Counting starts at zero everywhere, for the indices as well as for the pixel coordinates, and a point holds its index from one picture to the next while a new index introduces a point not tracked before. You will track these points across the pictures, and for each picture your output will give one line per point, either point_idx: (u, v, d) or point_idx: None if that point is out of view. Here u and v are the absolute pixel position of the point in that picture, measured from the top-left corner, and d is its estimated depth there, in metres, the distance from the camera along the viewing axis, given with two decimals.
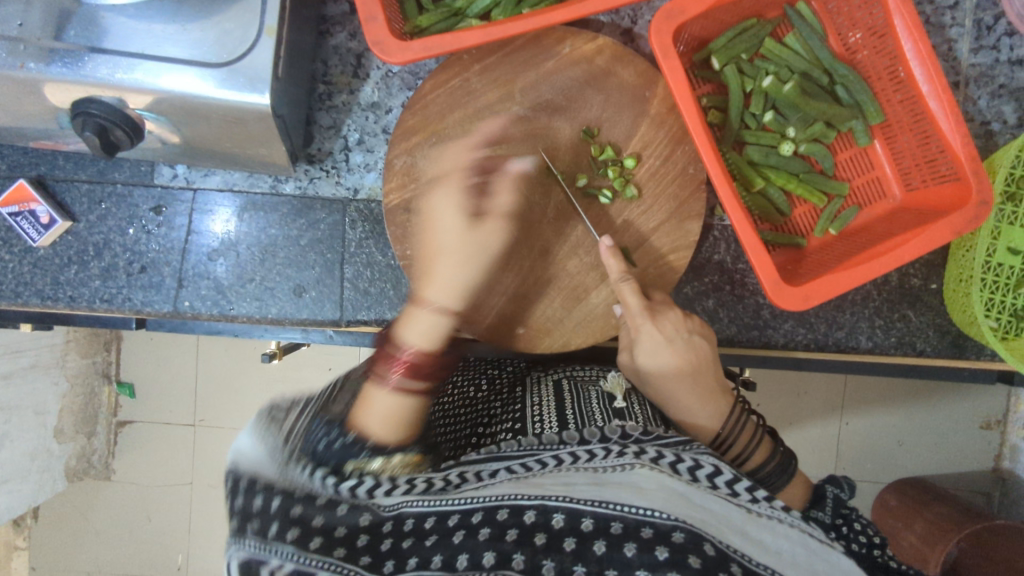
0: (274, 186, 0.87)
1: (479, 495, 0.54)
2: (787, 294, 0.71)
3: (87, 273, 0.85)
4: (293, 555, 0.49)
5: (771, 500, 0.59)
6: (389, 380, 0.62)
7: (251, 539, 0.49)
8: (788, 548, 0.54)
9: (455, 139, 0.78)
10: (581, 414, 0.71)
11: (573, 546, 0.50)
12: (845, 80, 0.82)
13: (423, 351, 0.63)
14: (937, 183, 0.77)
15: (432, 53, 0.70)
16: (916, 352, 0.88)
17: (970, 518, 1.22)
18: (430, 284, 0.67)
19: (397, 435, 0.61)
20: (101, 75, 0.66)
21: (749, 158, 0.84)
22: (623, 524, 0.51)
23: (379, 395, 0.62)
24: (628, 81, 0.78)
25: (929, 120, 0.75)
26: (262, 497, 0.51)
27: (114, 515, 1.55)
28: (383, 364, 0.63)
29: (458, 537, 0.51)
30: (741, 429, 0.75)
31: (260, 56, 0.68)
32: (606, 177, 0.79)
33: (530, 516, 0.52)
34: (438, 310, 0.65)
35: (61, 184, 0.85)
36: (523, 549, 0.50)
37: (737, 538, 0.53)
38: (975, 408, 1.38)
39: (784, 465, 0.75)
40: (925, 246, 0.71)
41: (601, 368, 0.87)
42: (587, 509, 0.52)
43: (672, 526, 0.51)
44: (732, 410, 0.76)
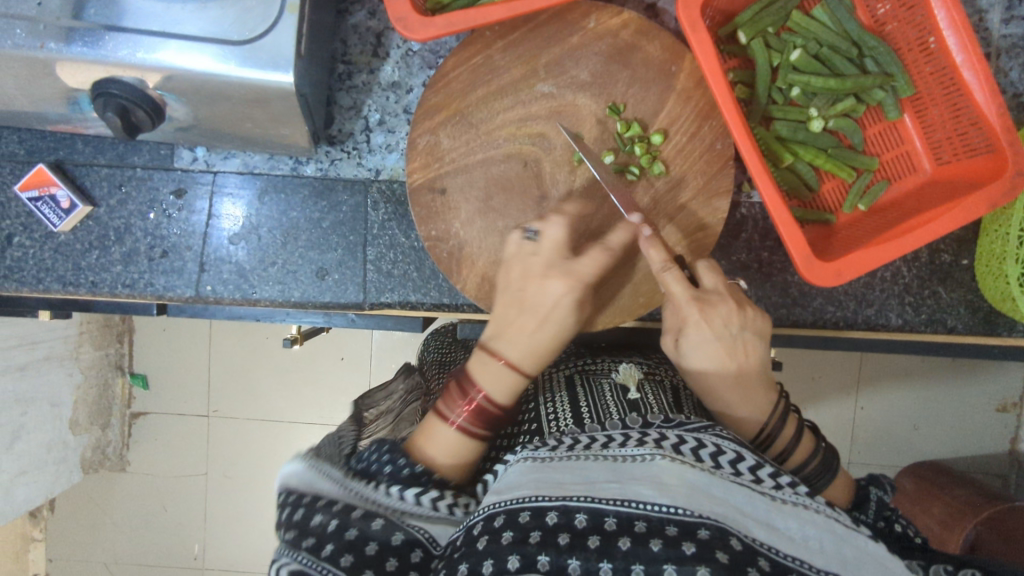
0: (295, 168, 0.85)
1: (504, 497, 0.55)
2: (819, 270, 0.70)
3: (108, 258, 0.84)
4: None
5: (795, 485, 0.58)
6: (455, 420, 0.63)
7: (306, 554, 0.51)
8: (816, 535, 0.54)
9: (479, 117, 0.77)
10: (597, 408, 0.76)
11: (597, 543, 0.50)
12: (874, 53, 0.80)
13: (491, 401, 0.64)
14: (969, 157, 0.77)
15: (455, 29, 0.69)
16: (947, 330, 0.87)
17: (987, 502, 1.21)
18: (506, 336, 0.67)
19: (456, 467, 0.63)
20: (121, 55, 0.65)
21: (777, 133, 0.83)
22: (646, 523, 0.51)
23: (443, 431, 0.63)
24: (655, 55, 0.76)
25: (963, 91, 0.74)
26: (322, 516, 0.54)
27: (132, 505, 1.55)
28: (451, 400, 0.64)
29: (482, 543, 0.51)
30: (786, 427, 0.73)
31: (282, 33, 0.67)
32: (633, 153, 0.77)
33: (552, 517, 0.52)
34: (514, 368, 0.66)
35: (80, 168, 0.84)
36: (547, 550, 0.50)
37: (758, 528, 0.53)
38: (992, 391, 1.37)
39: (829, 462, 0.73)
40: (955, 221, 0.70)
41: (612, 359, 0.90)
42: (609, 508, 0.52)
43: (695, 523, 0.51)
44: (779, 407, 0.74)
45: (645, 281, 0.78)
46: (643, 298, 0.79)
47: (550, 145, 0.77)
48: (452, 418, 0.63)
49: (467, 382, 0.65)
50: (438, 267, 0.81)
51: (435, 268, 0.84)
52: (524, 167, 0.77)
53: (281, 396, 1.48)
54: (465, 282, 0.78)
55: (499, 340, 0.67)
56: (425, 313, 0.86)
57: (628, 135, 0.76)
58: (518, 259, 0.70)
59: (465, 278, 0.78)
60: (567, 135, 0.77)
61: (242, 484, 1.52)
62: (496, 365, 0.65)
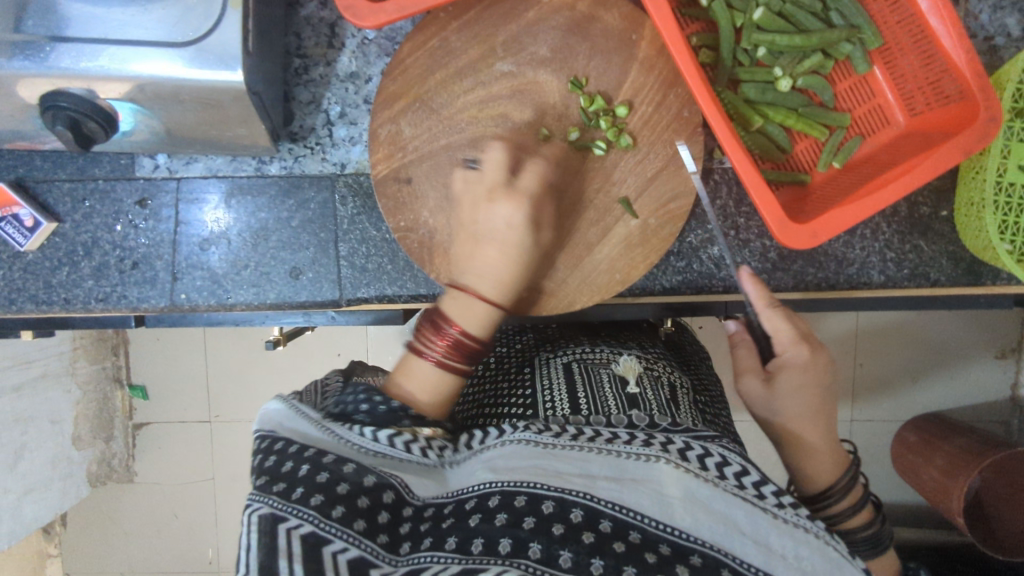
0: (259, 168, 0.84)
1: (500, 476, 0.54)
2: (794, 233, 0.69)
3: (79, 273, 0.83)
4: (313, 518, 0.49)
5: (799, 507, 0.54)
6: (429, 354, 0.66)
7: (276, 497, 0.50)
8: (810, 557, 0.51)
9: (440, 102, 0.75)
10: (594, 400, 0.74)
11: (591, 540, 0.49)
12: (839, 5, 0.78)
13: (467, 335, 0.66)
14: (943, 105, 0.75)
15: (406, 13, 0.67)
16: (930, 283, 0.86)
17: (988, 448, 1.19)
18: (475, 271, 0.68)
19: (433, 400, 0.66)
20: (64, 65, 0.63)
21: (745, 95, 0.81)
22: (640, 535, 0.50)
23: (420, 364, 0.67)
24: (613, 26, 0.75)
25: (933, 40, 0.72)
26: (293, 462, 0.53)
27: (140, 515, 1.56)
28: (427, 336, 0.66)
29: (474, 519, 0.51)
30: (843, 499, 0.69)
31: (228, 31, 0.65)
32: (599, 128, 0.76)
33: (548, 507, 0.51)
34: (485, 301, 0.67)
35: (41, 185, 0.83)
36: (540, 538, 0.49)
37: (750, 549, 0.50)
38: (989, 339, 1.37)
39: (877, 538, 0.70)
40: (931, 171, 0.68)
41: (611, 348, 0.89)
42: (607, 511, 0.51)
43: (690, 548, 0.50)
44: (845, 478, 0.69)
45: (621, 257, 0.78)
46: (620, 274, 0.78)
47: (514, 126, 0.76)
48: (427, 352, 0.66)
49: (442, 321, 0.66)
50: (411, 258, 0.80)
51: (408, 259, 0.83)
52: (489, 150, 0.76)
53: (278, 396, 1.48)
54: (438, 271, 0.78)
55: (470, 275, 0.68)
56: (403, 305, 0.86)
57: (592, 110, 0.74)
58: (468, 190, 0.71)
59: (438, 268, 0.78)
60: (529, 115, 0.76)
61: (248, 486, 1.52)
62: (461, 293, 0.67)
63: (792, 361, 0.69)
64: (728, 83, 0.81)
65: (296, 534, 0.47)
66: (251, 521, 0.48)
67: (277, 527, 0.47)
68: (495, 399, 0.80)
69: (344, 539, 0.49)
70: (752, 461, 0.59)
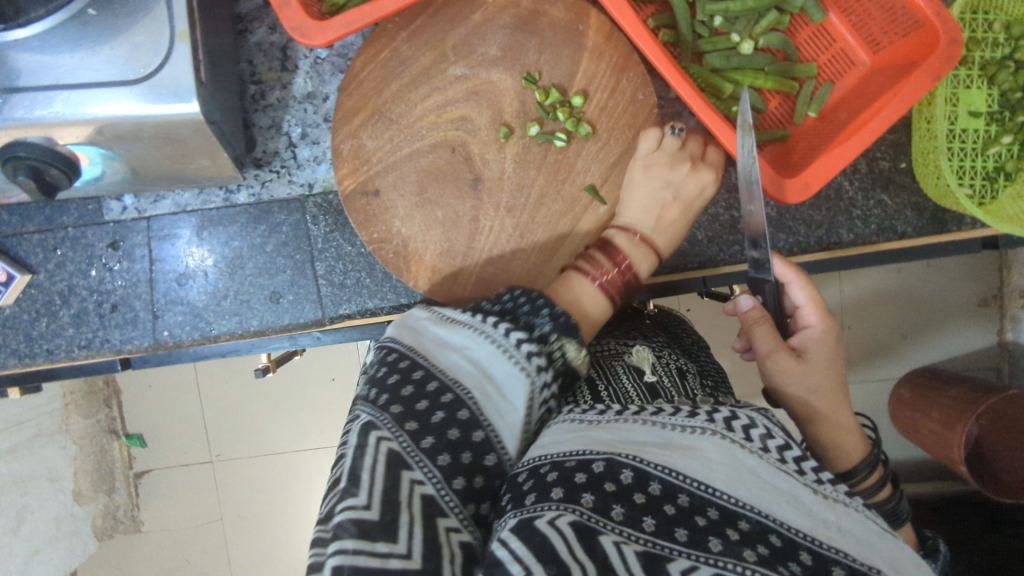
0: (227, 198, 0.85)
1: (548, 450, 0.52)
2: (788, 189, 0.73)
3: (59, 322, 0.83)
4: (435, 479, 0.49)
5: (838, 483, 0.53)
6: (594, 276, 0.71)
7: (406, 436, 0.50)
8: (855, 528, 0.50)
9: (398, 112, 0.76)
10: (616, 392, 0.77)
11: (643, 501, 0.48)
12: None
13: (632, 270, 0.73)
14: (903, 36, 0.77)
15: (355, 27, 0.68)
16: (898, 235, 0.88)
17: (985, 394, 1.20)
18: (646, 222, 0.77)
19: (592, 318, 0.70)
20: (18, 115, 0.63)
21: (711, 66, 0.83)
22: (690, 498, 0.48)
23: (584, 283, 0.71)
24: (560, 18, 0.76)
25: None
26: (429, 401, 0.53)
27: (149, 565, 1.53)
28: (598, 262, 0.72)
29: (527, 485, 0.49)
30: (870, 473, 0.69)
31: (178, 64, 0.65)
32: (557, 120, 0.77)
33: (598, 467, 0.49)
34: (656, 251, 0.76)
35: (11, 239, 0.83)
36: (594, 490, 0.48)
37: (794, 514, 0.49)
38: (971, 287, 1.39)
39: (897, 513, 0.70)
40: (905, 103, 0.71)
41: (619, 340, 0.90)
42: (656, 473, 0.49)
43: (739, 513, 0.48)
44: (872, 451, 0.70)
45: None
46: None
47: (473, 127, 0.77)
48: (593, 274, 0.71)
49: (614, 250, 0.73)
50: (387, 269, 0.81)
51: (386, 271, 0.83)
52: (451, 153, 0.77)
53: (275, 428, 1.48)
54: (416, 279, 0.78)
55: (643, 224, 0.76)
56: (386, 318, 0.86)
57: (548, 102, 0.76)
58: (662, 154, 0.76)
59: (415, 276, 0.78)
60: (488, 115, 0.77)
61: (255, 522, 1.51)
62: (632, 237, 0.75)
63: (805, 340, 0.71)
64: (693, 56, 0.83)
65: (418, 489, 0.47)
66: (380, 451, 0.47)
67: (402, 473, 0.47)
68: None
69: (456, 516, 0.48)
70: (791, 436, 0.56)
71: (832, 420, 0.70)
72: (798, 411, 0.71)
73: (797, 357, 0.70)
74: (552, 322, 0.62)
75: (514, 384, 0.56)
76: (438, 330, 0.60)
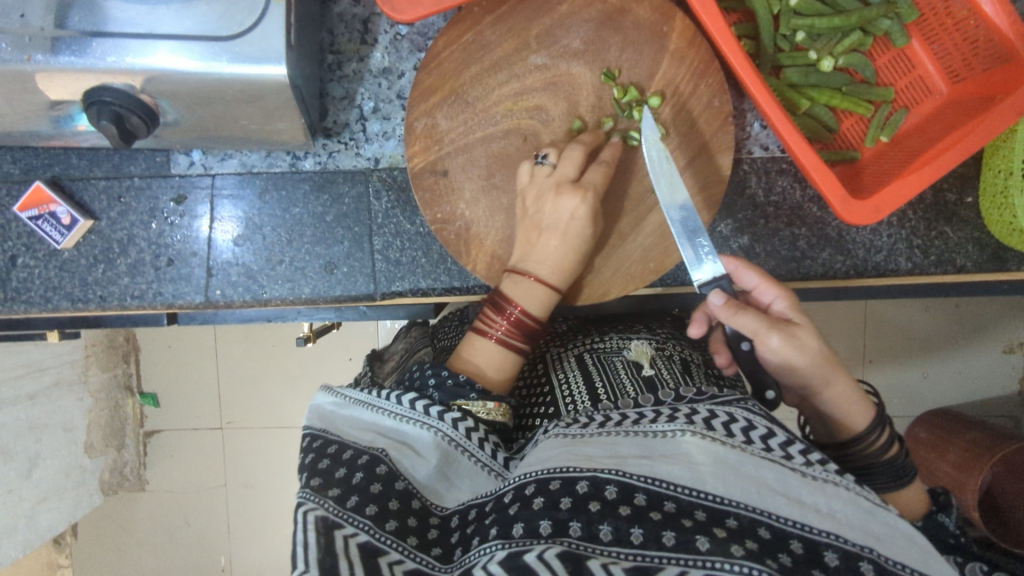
0: (294, 164, 0.85)
1: (532, 469, 0.55)
2: (857, 209, 0.71)
3: (115, 270, 0.84)
4: (369, 527, 0.52)
5: (827, 464, 0.55)
6: (493, 333, 0.73)
7: (332, 502, 0.53)
8: (842, 509, 0.51)
9: (475, 95, 0.76)
10: (613, 388, 0.77)
11: (628, 512, 0.50)
12: None
13: (527, 313, 0.73)
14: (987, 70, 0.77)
15: (443, 8, 0.67)
16: (957, 269, 0.88)
17: (1000, 441, 1.19)
18: (534, 257, 0.74)
19: (497, 374, 0.73)
20: (108, 62, 0.64)
21: (789, 81, 0.82)
22: (676, 503, 0.50)
23: (484, 344, 0.73)
24: (644, 17, 0.75)
25: (975, 10, 0.75)
26: (347, 468, 0.57)
27: (152, 523, 1.54)
28: (490, 317, 0.73)
29: (514, 508, 0.52)
30: (881, 436, 0.70)
31: (269, 26, 0.66)
32: (631, 118, 0.77)
33: (583, 487, 0.52)
34: (545, 283, 0.73)
35: (77, 183, 0.83)
36: (579, 517, 0.50)
37: (783, 503, 0.50)
38: (998, 333, 1.37)
39: (902, 471, 0.70)
40: (989, 133, 0.70)
41: (621, 336, 0.91)
42: (640, 484, 0.52)
43: (725, 512, 0.50)
44: (879, 414, 0.70)
45: (654, 246, 0.79)
46: (653, 264, 0.80)
47: (548, 117, 0.77)
48: (491, 331, 0.73)
49: (503, 302, 0.73)
50: (446, 249, 0.82)
51: (443, 251, 0.84)
52: (523, 141, 0.77)
53: (292, 401, 1.48)
54: (475, 262, 0.79)
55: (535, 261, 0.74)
56: (436, 298, 0.87)
57: (626, 100, 0.76)
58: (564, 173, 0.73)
59: (475, 259, 0.79)
60: (563, 107, 0.77)
61: (261, 491, 1.52)
62: (522, 280, 0.73)
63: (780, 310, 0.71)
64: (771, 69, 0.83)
65: (353, 540, 0.50)
66: (308, 521, 0.50)
67: (334, 532, 0.50)
68: (523, 405, 0.82)
69: (398, 551, 0.52)
70: (777, 424, 0.60)
71: (836, 387, 0.69)
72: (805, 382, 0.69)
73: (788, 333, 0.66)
74: (440, 389, 0.67)
75: (424, 438, 0.62)
76: (340, 416, 0.64)
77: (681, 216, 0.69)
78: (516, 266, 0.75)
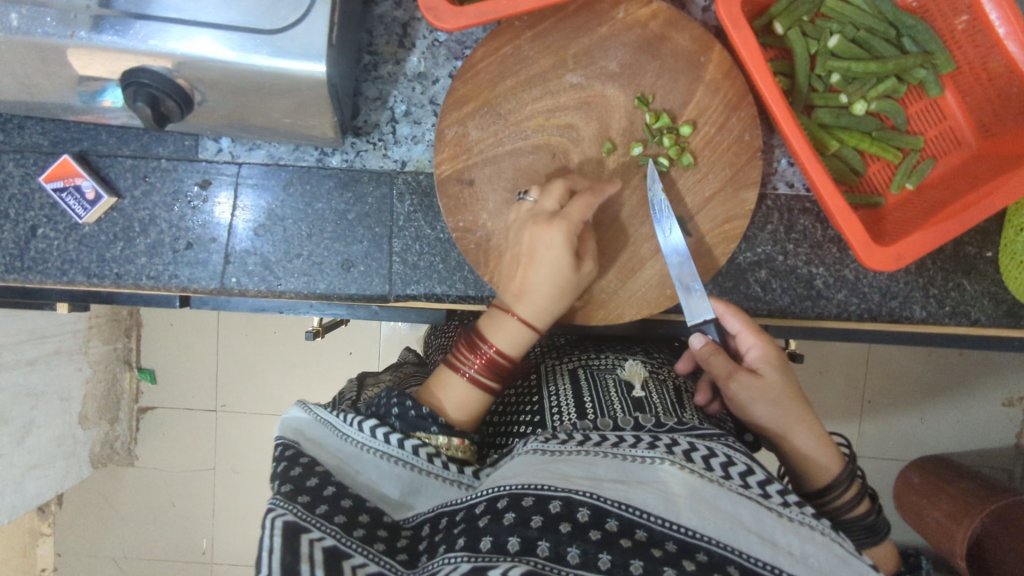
0: (321, 159, 0.85)
1: (506, 482, 0.54)
2: (879, 256, 0.71)
3: (133, 249, 0.84)
4: (334, 531, 0.52)
5: (804, 506, 0.55)
6: (466, 371, 0.70)
7: (301, 507, 0.53)
8: (815, 553, 0.51)
9: (508, 108, 0.77)
10: (600, 404, 0.76)
11: (598, 536, 0.50)
12: (912, 31, 0.79)
13: (502, 354, 0.70)
14: (1015, 129, 0.77)
15: (487, 19, 0.67)
16: (970, 321, 0.88)
17: (995, 493, 1.19)
18: (520, 295, 0.72)
19: (465, 415, 0.70)
20: (149, 44, 0.64)
21: (820, 121, 0.83)
22: (646, 532, 0.50)
23: (455, 380, 0.70)
24: (683, 46, 0.76)
25: (1012, 67, 0.74)
26: (318, 479, 0.57)
27: (139, 500, 1.54)
28: (463, 353, 0.70)
29: (484, 521, 0.52)
30: (849, 489, 0.68)
31: (315, 22, 0.66)
32: (661, 145, 0.77)
33: (555, 506, 0.51)
34: (528, 325, 0.71)
35: (104, 159, 0.84)
36: (548, 536, 0.49)
37: (755, 543, 0.50)
38: (1000, 385, 1.37)
39: (874, 526, 0.69)
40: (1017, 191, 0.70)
41: (617, 355, 0.90)
42: (613, 509, 0.51)
43: (695, 546, 0.50)
44: (851, 466, 0.69)
45: None
46: (670, 290, 0.79)
47: (578, 136, 0.77)
48: (464, 368, 0.70)
49: (482, 338, 0.71)
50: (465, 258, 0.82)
51: (460, 259, 0.85)
52: (552, 158, 0.78)
53: (290, 391, 1.48)
54: (492, 274, 0.79)
55: (518, 297, 0.72)
56: (449, 305, 0.87)
57: (657, 127, 0.76)
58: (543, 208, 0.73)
59: (492, 271, 0.79)
60: (594, 128, 0.77)
61: (250, 477, 1.51)
62: (507, 320, 0.71)
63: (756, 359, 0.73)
64: (803, 108, 0.84)
65: (318, 544, 0.50)
66: (277, 526, 0.50)
67: (301, 535, 0.50)
68: (508, 411, 0.81)
69: (362, 555, 0.52)
70: (757, 462, 0.60)
71: (800, 435, 0.70)
72: (766, 429, 0.71)
73: (757, 378, 0.71)
74: (400, 420, 0.64)
75: (388, 464, 0.61)
76: (316, 430, 0.63)
77: (678, 261, 0.75)
78: (502, 303, 0.73)
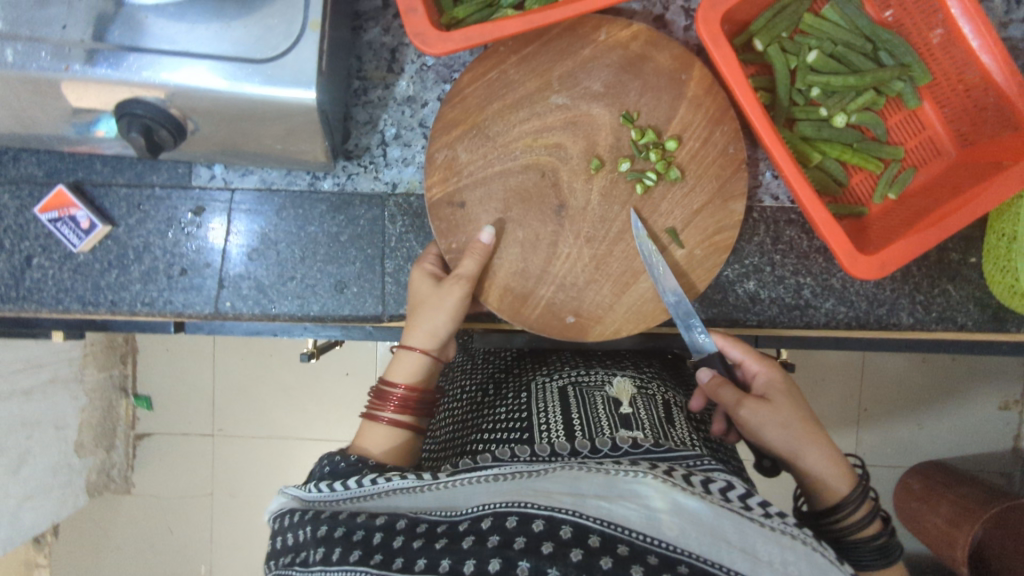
0: (313, 183, 0.87)
1: (490, 501, 0.55)
2: (862, 265, 0.72)
3: (128, 276, 0.85)
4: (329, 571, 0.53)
5: (784, 517, 0.55)
6: (384, 416, 0.73)
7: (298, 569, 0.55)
8: (794, 561, 0.51)
9: (496, 130, 0.78)
10: (588, 421, 0.75)
11: (579, 558, 0.50)
12: (888, 46, 0.81)
13: (410, 388, 0.74)
14: (990, 137, 0.79)
15: (472, 44, 0.68)
16: (957, 327, 0.89)
17: (994, 497, 1.20)
18: (412, 332, 0.76)
19: (398, 452, 0.73)
20: (142, 76, 0.65)
21: (802, 134, 0.85)
22: (628, 547, 0.51)
23: (377, 425, 0.74)
24: (665, 65, 0.78)
25: (986, 78, 0.76)
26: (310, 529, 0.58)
27: (136, 527, 1.53)
28: (377, 401, 0.74)
29: (468, 542, 0.52)
30: (859, 509, 0.68)
31: (304, 51, 0.67)
32: (647, 161, 0.78)
33: (538, 526, 0.51)
34: (422, 354, 0.75)
35: (98, 188, 0.85)
36: (529, 556, 0.50)
37: (737, 558, 0.51)
38: (993, 389, 1.38)
39: (885, 547, 0.68)
40: (998, 197, 0.72)
41: (606, 371, 0.91)
42: (595, 526, 0.52)
43: (677, 559, 0.51)
44: (860, 485, 0.69)
45: None
46: (660, 304, 0.80)
47: (566, 155, 0.79)
48: (380, 415, 0.74)
49: (388, 381, 0.75)
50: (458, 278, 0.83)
51: None
52: (540, 176, 0.79)
53: (285, 413, 1.48)
54: (484, 292, 0.80)
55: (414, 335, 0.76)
56: None
57: (643, 143, 0.77)
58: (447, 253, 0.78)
59: (484, 289, 0.80)
60: (581, 146, 0.78)
61: (248, 501, 1.50)
62: (404, 356, 0.75)
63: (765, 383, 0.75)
64: (785, 121, 0.85)
65: None
66: None
67: None
68: (496, 423, 0.80)
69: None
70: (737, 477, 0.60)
71: (810, 456, 0.70)
72: (778, 452, 0.71)
73: (764, 402, 0.72)
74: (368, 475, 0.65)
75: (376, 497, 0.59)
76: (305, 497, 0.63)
77: (675, 300, 0.78)
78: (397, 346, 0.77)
